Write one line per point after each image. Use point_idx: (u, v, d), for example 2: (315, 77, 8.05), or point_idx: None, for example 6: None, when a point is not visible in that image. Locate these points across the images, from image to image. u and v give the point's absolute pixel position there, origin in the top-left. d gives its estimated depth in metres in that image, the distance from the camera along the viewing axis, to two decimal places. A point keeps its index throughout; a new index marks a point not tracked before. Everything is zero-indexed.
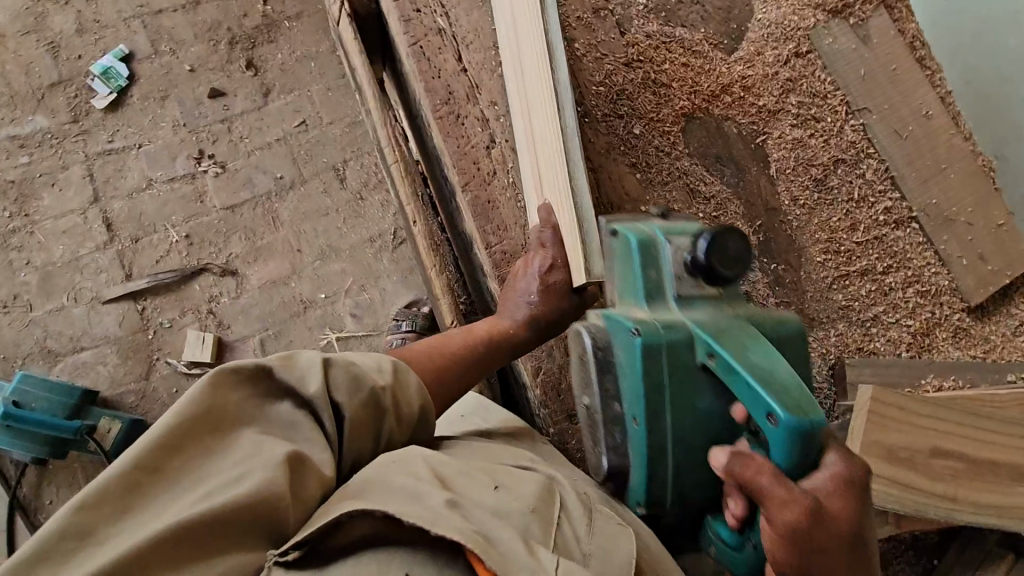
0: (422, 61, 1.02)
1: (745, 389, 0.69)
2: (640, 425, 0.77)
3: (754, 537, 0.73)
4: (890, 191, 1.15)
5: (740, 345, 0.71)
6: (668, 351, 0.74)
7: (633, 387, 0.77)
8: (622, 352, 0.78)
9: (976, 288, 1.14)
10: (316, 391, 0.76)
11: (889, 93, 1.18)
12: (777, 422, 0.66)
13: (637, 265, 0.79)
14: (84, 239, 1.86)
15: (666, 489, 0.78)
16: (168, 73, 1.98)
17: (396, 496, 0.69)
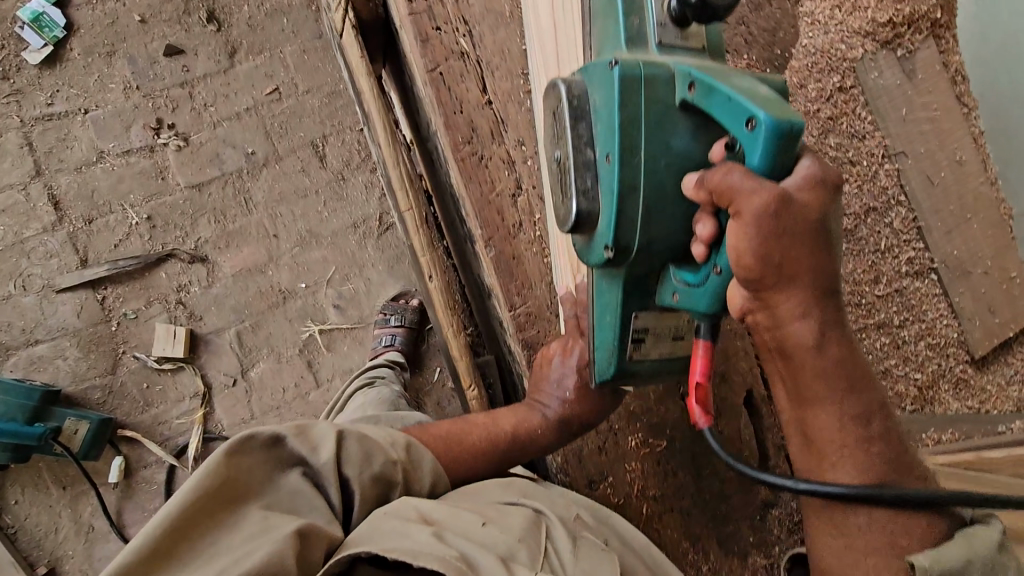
0: (442, 90, 0.89)
1: (724, 104, 0.57)
2: (613, 161, 0.63)
3: (719, 259, 0.61)
4: (915, 241, 1.13)
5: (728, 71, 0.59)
6: (645, 86, 0.62)
7: (605, 123, 0.63)
8: (597, 98, 0.64)
9: (982, 340, 1.16)
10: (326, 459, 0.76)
11: (926, 135, 1.13)
12: (756, 125, 0.54)
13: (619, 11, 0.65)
14: (29, 219, 1.66)
15: (635, 231, 0.64)
16: (115, 24, 1.71)
17: (387, 538, 0.69)
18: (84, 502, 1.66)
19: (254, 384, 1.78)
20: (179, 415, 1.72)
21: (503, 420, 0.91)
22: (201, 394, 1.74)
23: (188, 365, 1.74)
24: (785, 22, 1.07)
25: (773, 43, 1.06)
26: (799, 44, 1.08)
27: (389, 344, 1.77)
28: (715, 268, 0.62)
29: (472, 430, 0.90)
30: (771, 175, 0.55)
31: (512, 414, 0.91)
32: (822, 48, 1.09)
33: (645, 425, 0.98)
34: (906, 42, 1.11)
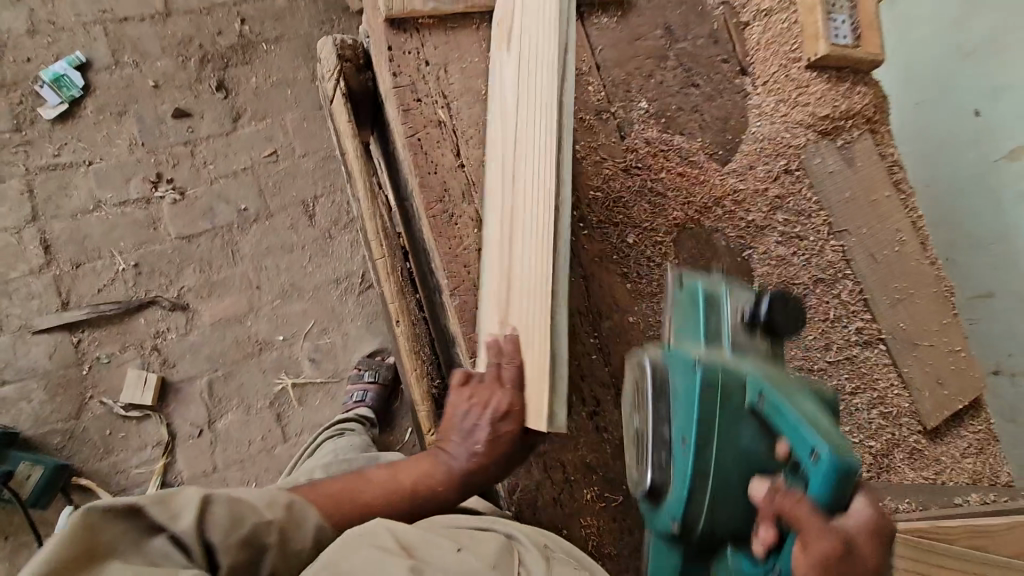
0: (419, 154, 0.98)
1: (791, 427, 0.64)
2: (688, 444, 0.69)
3: (780, 565, 0.64)
4: (863, 312, 1.19)
5: (791, 390, 0.67)
6: (723, 386, 0.70)
7: (685, 416, 0.70)
8: (677, 380, 0.72)
9: (932, 412, 1.20)
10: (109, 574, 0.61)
11: (868, 216, 1.22)
12: (819, 459, 0.60)
13: (700, 312, 0.82)
14: (17, 261, 1.70)
15: (700, 519, 0.69)
16: (129, 87, 1.83)
17: (362, 569, 0.72)
18: (23, 556, 1.58)
19: (220, 435, 1.75)
20: (139, 464, 1.68)
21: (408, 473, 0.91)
22: (164, 444, 1.71)
23: (155, 413, 1.72)
24: (735, 113, 1.20)
25: (724, 130, 1.18)
26: (748, 131, 1.20)
27: (360, 399, 1.77)
28: (767, 409, 0.67)
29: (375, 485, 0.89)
30: (831, 510, 0.61)
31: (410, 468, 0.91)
32: (769, 135, 1.20)
33: (600, 478, 0.99)
34: (846, 133, 1.23)
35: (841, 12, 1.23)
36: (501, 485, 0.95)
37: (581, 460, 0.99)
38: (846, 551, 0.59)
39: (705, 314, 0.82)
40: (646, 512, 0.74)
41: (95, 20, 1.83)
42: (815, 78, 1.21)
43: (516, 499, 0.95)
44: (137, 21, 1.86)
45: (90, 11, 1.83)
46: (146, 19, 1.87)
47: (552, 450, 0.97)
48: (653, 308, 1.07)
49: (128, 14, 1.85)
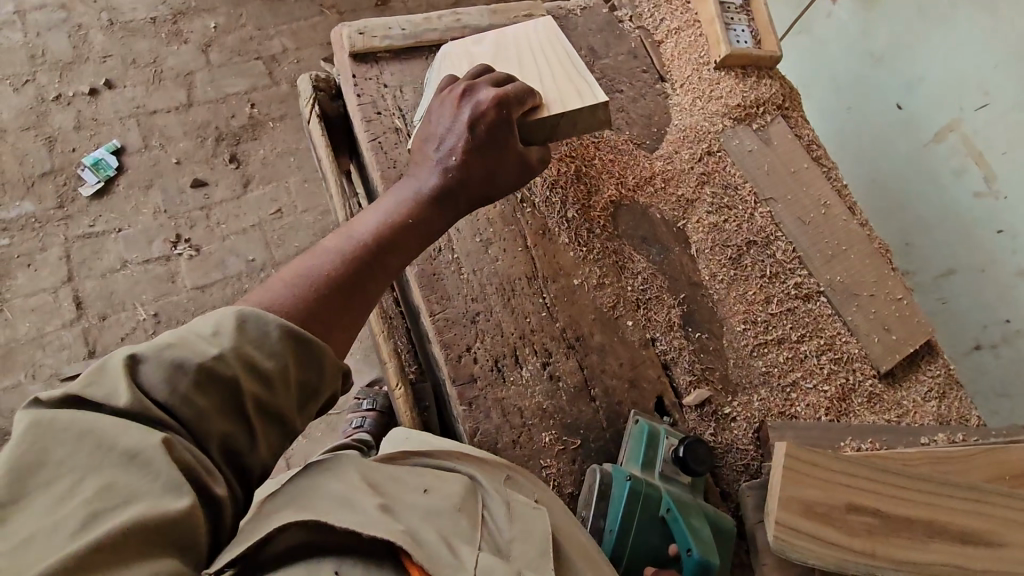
0: (379, 153, 1.17)
1: (678, 528, 0.94)
2: (612, 534, 0.95)
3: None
4: (799, 269, 1.29)
5: (692, 516, 0.96)
6: (644, 499, 0.97)
7: (615, 507, 0.96)
8: (615, 487, 0.97)
9: (884, 356, 1.25)
10: (133, 391, 0.59)
11: (790, 185, 1.36)
12: (691, 554, 0.92)
13: (642, 448, 1.03)
14: (52, 317, 1.90)
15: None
16: (155, 165, 2.13)
17: (323, 506, 0.63)
18: None
19: None
20: None
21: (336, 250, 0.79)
22: None
23: None
24: (658, 111, 1.39)
25: (649, 124, 1.37)
26: (672, 124, 1.38)
27: (359, 425, 1.85)
28: (681, 546, 0.93)
29: (270, 292, 0.74)
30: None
31: (333, 238, 0.81)
32: (690, 125, 1.37)
33: (558, 423, 1.06)
34: (758, 119, 1.40)
35: (741, 23, 1.45)
36: (463, 432, 1.03)
37: (538, 406, 1.07)
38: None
39: (647, 448, 1.04)
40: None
41: (130, 114, 2.17)
42: (723, 76, 1.42)
43: (477, 442, 1.02)
44: (165, 112, 2.20)
45: (126, 108, 2.18)
46: (172, 110, 2.21)
47: (508, 397, 1.06)
48: (596, 272, 1.19)
49: (158, 107, 2.20)
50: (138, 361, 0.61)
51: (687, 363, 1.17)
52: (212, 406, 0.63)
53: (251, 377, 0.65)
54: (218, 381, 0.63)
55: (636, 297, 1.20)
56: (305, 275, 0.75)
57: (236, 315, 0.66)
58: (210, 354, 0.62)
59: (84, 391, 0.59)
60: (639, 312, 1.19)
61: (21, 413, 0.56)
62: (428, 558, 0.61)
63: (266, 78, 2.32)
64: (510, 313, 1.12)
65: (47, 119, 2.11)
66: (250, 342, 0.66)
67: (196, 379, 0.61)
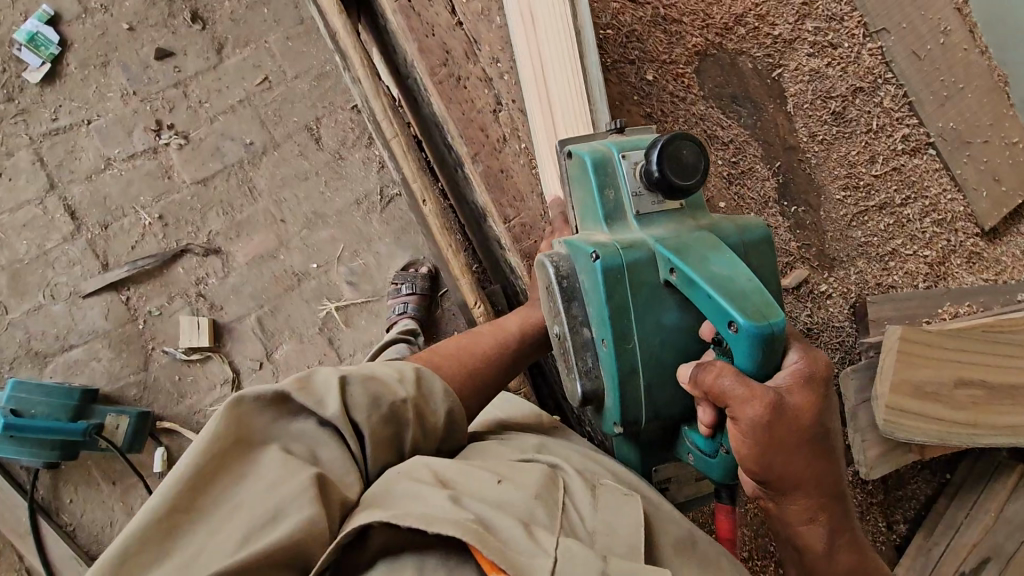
0: (412, 17, 0.92)
1: (705, 300, 0.69)
2: (609, 346, 0.76)
3: (723, 440, 0.75)
4: (908, 118, 1.12)
5: (699, 258, 0.71)
6: (630, 271, 0.75)
7: (598, 310, 0.76)
8: (586, 277, 0.78)
9: (990, 211, 1.14)
10: (336, 405, 0.74)
11: (907, 9, 1.11)
12: (737, 328, 0.66)
13: (594, 185, 0.79)
14: (49, 231, 1.73)
15: (639, 408, 0.78)
16: (105, 35, 1.77)
17: (401, 506, 0.66)
18: (134, 494, 1.73)
19: (280, 365, 1.83)
20: (212, 402, 1.78)
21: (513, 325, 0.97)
22: (231, 381, 1.80)
23: (215, 354, 1.79)
24: None
25: None
26: None
27: (404, 311, 1.80)
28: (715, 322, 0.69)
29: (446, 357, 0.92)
30: (757, 376, 0.68)
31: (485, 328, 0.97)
32: None
33: None
34: None
35: None
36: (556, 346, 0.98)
37: None
38: (774, 408, 0.65)
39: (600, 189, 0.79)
40: (596, 417, 0.86)
41: None
42: None
43: None
44: None
45: None
46: None
47: None
48: None
49: None
50: (345, 381, 0.77)
51: (785, 243, 1.07)
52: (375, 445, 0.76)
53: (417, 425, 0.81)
54: (394, 422, 0.79)
55: (727, 173, 1.05)
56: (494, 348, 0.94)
57: (415, 370, 0.84)
58: (399, 398, 0.79)
59: (294, 393, 0.73)
60: (731, 190, 1.05)
61: (233, 399, 0.69)
62: (500, 553, 0.60)
63: None
64: None
65: None
66: (423, 397, 0.82)
67: (383, 412, 0.77)
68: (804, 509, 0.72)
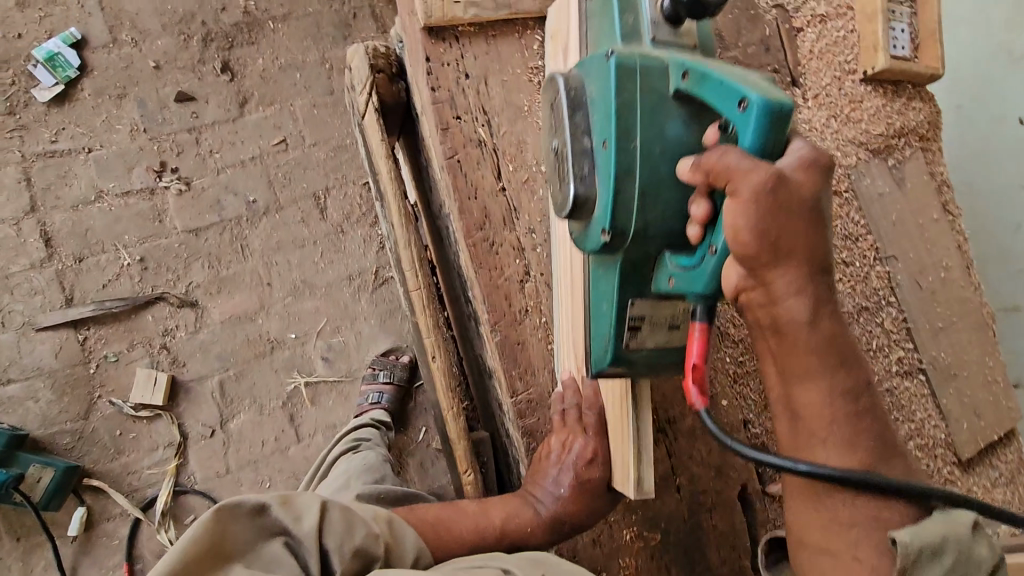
0: (459, 176, 0.92)
1: (719, 88, 0.61)
2: (610, 146, 0.67)
3: (714, 238, 0.63)
4: (905, 342, 1.16)
5: (718, 62, 0.64)
6: (644, 78, 0.66)
7: (605, 105, 0.67)
8: (595, 87, 0.69)
9: (968, 443, 1.18)
10: (312, 524, 0.70)
11: (916, 240, 1.18)
12: (748, 105, 0.58)
13: (615, 10, 0.71)
14: (18, 255, 1.63)
15: (631, 214, 0.67)
16: (128, 68, 1.73)
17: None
18: (38, 555, 1.57)
19: (233, 436, 1.72)
20: (150, 464, 1.65)
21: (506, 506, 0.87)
22: (176, 444, 1.68)
23: (165, 413, 1.68)
24: None
25: None
26: None
27: (376, 401, 1.73)
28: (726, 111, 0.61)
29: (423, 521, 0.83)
30: (765, 156, 0.60)
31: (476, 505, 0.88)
32: None
33: (640, 517, 0.97)
34: (897, 153, 1.17)
35: (902, 19, 1.16)
36: None
37: (621, 500, 0.96)
38: (778, 179, 0.57)
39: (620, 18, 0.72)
40: (580, 236, 0.73)
41: None
42: (868, 92, 1.16)
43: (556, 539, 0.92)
44: None
45: None
46: None
47: None
48: None
49: None
50: (326, 507, 0.73)
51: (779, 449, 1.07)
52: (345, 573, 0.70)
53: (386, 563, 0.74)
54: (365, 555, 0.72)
55: (733, 371, 1.05)
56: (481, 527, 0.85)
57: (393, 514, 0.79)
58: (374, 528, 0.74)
59: (274, 509, 0.71)
60: (734, 388, 1.05)
61: (222, 505, 0.67)
62: None
63: None
64: None
65: None
66: (397, 534, 0.77)
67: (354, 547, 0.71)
68: (799, 293, 0.60)
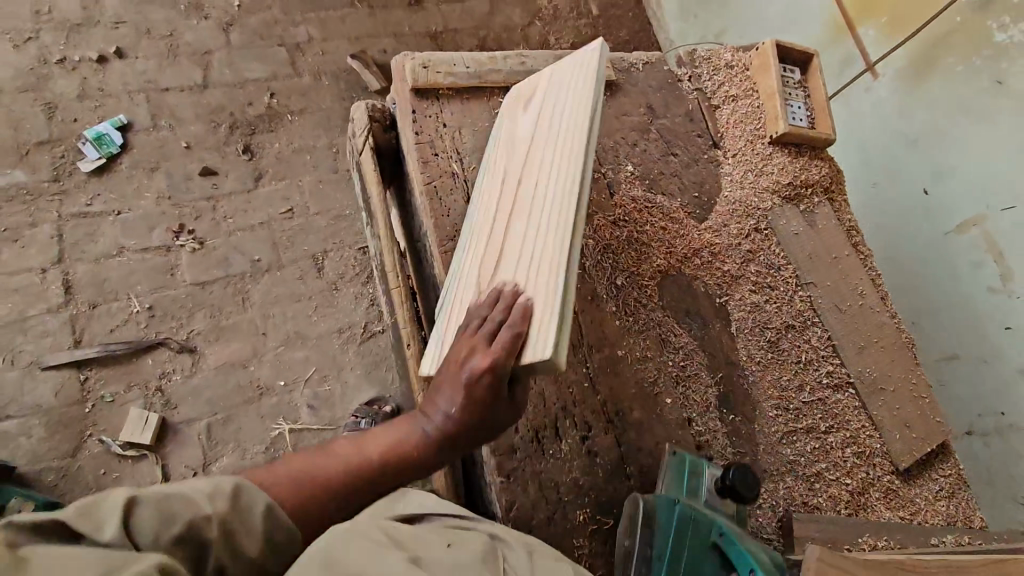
0: (435, 200, 1.13)
1: (739, 555, 0.92)
2: (663, 560, 0.94)
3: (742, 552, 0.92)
4: (832, 357, 1.30)
5: (746, 535, 0.95)
6: (694, 523, 0.97)
7: (665, 521, 0.97)
8: (660, 513, 0.97)
9: (903, 453, 1.27)
10: (121, 524, 0.61)
11: (832, 272, 1.36)
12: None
13: (685, 481, 1.06)
14: (37, 300, 1.78)
15: (684, 515, 0.97)
16: (163, 147, 2.02)
17: (353, 559, 0.68)
18: None
19: None
20: None
21: (388, 440, 0.86)
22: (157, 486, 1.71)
23: (151, 453, 1.73)
24: (709, 179, 1.38)
25: (700, 193, 1.36)
26: (721, 195, 1.37)
27: None
28: (750, 554, 0.91)
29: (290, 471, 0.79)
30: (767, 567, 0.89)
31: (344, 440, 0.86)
32: (740, 199, 1.37)
33: (592, 501, 1.05)
34: (806, 200, 1.40)
35: (798, 99, 1.45)
36: (498, 503, 1.01)
37: (576, 483, 1.05)
38: None
39: (689, 478, 1.07)
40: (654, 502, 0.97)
41: (139, 89, 2.05)
42: (775, 152, 1.41)
43: (512, 516, 1.00)
44: (177, 92, 2.08)
45: (136, 82, 2.05)
46: (186, 90, 2.09)
47: (548, 470, 1.04)
48: (640, 345, 1.18)
49: (171, 85, 2.08)
50: (134, 501, 0.64)
51: (720, 449, 1.17)
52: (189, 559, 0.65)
53: (224, 538, 0.68)
54: (200, 535, 0.66)
55: (676, 374, 1.19)
56: (346, 467, 0.83)
57: (235, 483, 0.72)
58: (207, 509, 0.67)
59: (72, 522, 0.60)
60: (678, 390, 1.18)
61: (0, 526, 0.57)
62: None
63: (288, 68, 2.23)
64: (556, 383, 1.09)
65: (49, 84, 1.97)
66: (238, 510, 0.70)
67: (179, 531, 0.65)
68: None
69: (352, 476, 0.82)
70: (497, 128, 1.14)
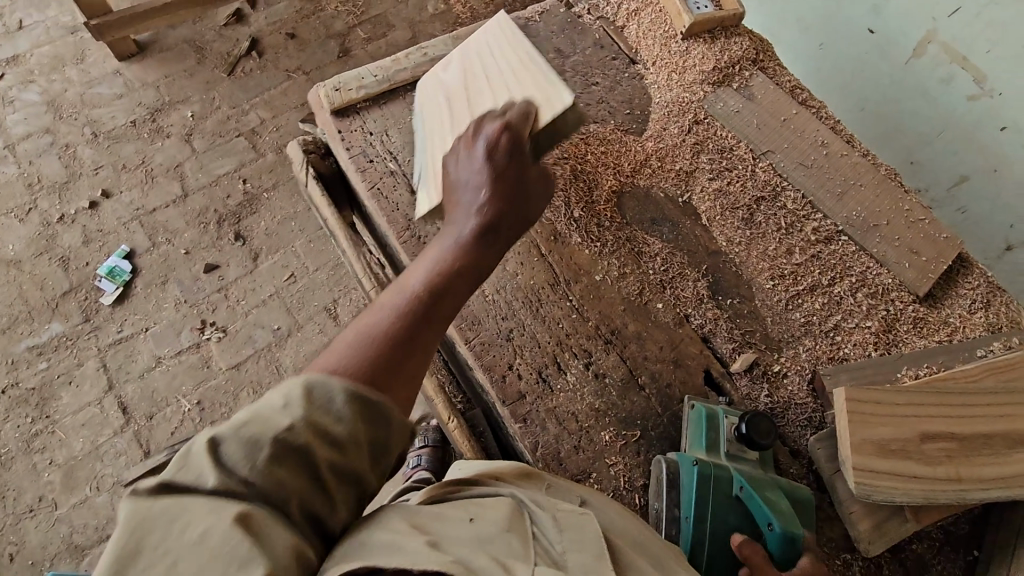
0: (381, 199, 1.20)
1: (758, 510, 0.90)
2: (690, 521, 0.92)
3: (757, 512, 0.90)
4: (812, 214, 1.29)
5: (766, 490, 0.92)
6: (716, 479, 0.93)
7: (687, 480, 0.93)
8: (682, 477, 0.94)
9: (919, 279, 1.23)
10: (217, 471, 0.60)
11: (785, 136, 1.35)
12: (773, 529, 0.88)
13: (705, 428, 1.01)
14: (102, 427, 1.95)
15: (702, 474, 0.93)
16: (167, 260, 2.20)
17: (377, 541, 0.59)
18: None
19: None
20: None
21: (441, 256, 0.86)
22: None
23: None
24: (637, 93, 1.41)
25: (632, 109, 1.39)
26: (653, 103, 1.39)
27: (416, 463, 1.70)
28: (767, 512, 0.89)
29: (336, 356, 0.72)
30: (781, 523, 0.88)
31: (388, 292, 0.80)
32: (672, 100, 1.39)
33: (614, 419, 1.06)
34: (738, 78, 1.40)
35: None
36: (525, 448, 1.04)
37: (593, 407, 1.07)
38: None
39: (708, 425, 1.01)
40: (673, 460, 0.96)
41: (132, 218, 2.24)
42: (690, 46, 1.44)
43: (541, 455, 1.02)
44: (164, 208, 2.27)
45: (128, 213, 2.25)
46: (170, 204, 2.28)
47: (561, 404, 1.06)
48: (616, 264, 1.20)
49: (157, 205, 2.27)
50: (214, 442, 0.62)
51: (725, 332, 1.17)
52: (292, 473, 0.62)
53: (322, 444, 0.64)
54: (294, 450, 0.63)
55: (659, 279, 1.20)
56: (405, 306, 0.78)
57: (302, 387, 0.66)
58: (281, 426, 0.63)
59: (173, 475, 0.61)
60: (666, 293, 1.19)
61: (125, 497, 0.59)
62: None
63: (252, 152, 2.39)
64: (542, 323, 1.13)
65: (56, 240, 2.19)
66: (316, 409, 0.65)
67: (269, 451, 0.62)
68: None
69: (424, 305, 0.79)
70: (418, 103, 1.21)
